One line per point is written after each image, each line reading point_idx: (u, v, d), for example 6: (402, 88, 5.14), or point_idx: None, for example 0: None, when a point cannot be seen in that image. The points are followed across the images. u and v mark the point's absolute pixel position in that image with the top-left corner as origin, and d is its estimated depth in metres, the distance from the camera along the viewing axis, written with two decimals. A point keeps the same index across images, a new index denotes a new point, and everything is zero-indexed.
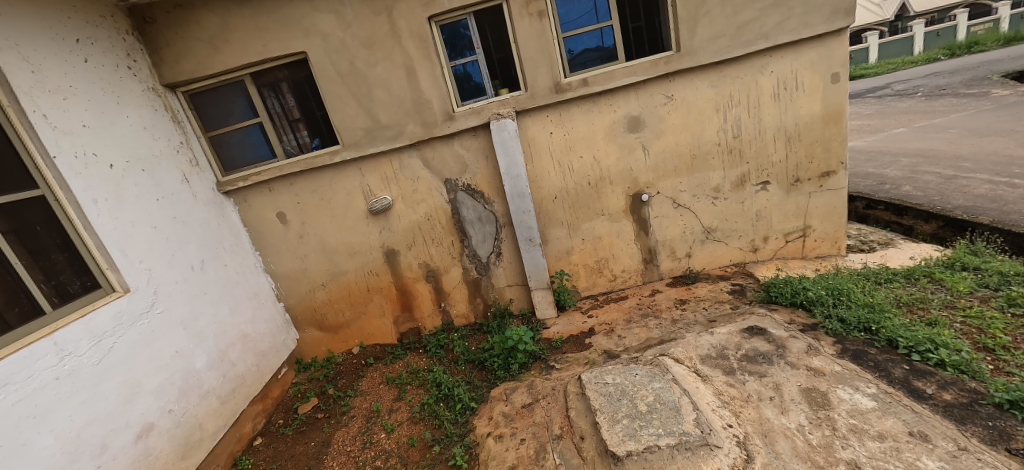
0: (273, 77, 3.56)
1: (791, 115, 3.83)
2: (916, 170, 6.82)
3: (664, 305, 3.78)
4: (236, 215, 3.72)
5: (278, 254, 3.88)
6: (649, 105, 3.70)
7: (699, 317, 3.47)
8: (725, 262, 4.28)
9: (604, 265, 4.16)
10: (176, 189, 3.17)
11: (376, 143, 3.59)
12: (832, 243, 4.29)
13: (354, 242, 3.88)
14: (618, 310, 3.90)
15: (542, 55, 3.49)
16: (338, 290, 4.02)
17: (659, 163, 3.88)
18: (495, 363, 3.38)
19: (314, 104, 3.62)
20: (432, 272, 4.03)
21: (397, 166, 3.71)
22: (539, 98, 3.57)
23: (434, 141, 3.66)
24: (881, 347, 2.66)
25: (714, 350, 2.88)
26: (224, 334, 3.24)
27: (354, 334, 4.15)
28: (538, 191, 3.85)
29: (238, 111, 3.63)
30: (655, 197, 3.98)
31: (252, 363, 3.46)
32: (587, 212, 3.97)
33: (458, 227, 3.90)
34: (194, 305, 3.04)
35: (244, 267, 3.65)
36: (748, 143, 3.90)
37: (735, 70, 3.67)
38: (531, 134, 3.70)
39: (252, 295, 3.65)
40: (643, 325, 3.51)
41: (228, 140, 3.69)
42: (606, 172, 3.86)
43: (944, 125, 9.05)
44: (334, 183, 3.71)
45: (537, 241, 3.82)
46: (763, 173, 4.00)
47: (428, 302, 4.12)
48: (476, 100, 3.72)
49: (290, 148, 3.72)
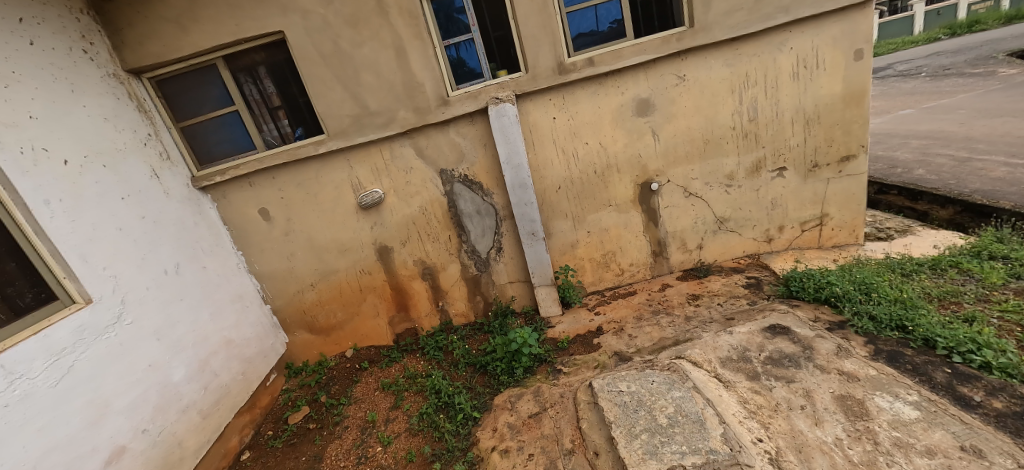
0: (250, 60, 3.24)
1: (810, 96, 3.62)
2: (927, 153, 6.61)
3: (676, 302, 3.55)
4: (215, 212, 3.45)
5: (263, 253, 3.61)
6: (659, 86, 3.42)
7: (715, 314, 3.23)
8: (739, 254, 4.00)
9: (611, 258, 3.86)
10: (145, 186, 2.90)
11: (365, 132, 3.29)
12: (849, 231, 4.08)
13: (343, 238, 3.60)
14: (626, 306, 3.65)
15: (544, 32, 3.17)
16: (329, 290, 3.75)
17: (669, 149, 3.60)
18: (497, 368, 3.15)
19: (296, 90, 3.31)
20: (428, 270, 3.75)
21: (388, 156, 3.41)
22: (541, 80, 3.26)
23: (427, 129, 3.36)
24: (917, 348, 2.46)
25: (734, 352, 2.70)
26: (205, 343, 3.02)
27: (347, 336, 3.90)
28: (540, 182, 3.55)
29: (212, 98, 3.30)
30: (665, 186, 3.70)
31: (238, 371, 3.26)
32: (592, 203, 3.67)
33: (455, 221, 3.61)
34: (168, 313, 2.80)
35: (224, 269, 3.41)
36: (765, 127, 3.65)
37: (751, 48, 3.43)
38: (532, 120, 3.40)
39: (235, 299, 3.42)
40: (654, 324, 3.29)
41: (202, 131, 3.37)
42: (613, 160, 3.57)
43: (952, 106, 8.85)
44: (321, 175, 3.41)
45: (540, 235, 3.53)
46: (779, 158, 3.76)
47: (425, 302, 3.84)
48: (472, 84, 3.42)
49: (271, 139, 3.43)
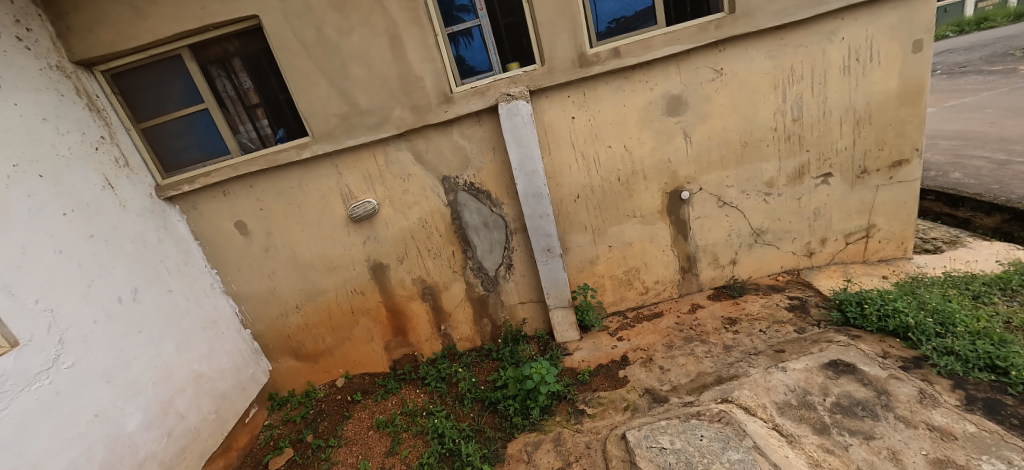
0: (222, 51, 2.81)
1: (861, 93, 3.19)
2: (959, 155, 6.19)
3: (710, 327, 3.12)
4: (184, 225, 3.02)
5: (240, 272, 3.18)
6: (692, 81, 2.99)
7: (758, 344, 2.82)
8: (776, 269, 3.58)
9: (634, 276, 3.44)
10: (94, 200, 2.45)
11: (355, 134, 2.85)
12: (898, 244, 3.66)
13: (332, 254, 3.16)
14: (653, 331, 3.23)
15: (563, 18, 2.72)
16: (316, 313, 3.32)
17: (702, 153, 3.17)
18: (509, 408, 2.73)
19: (276, 85, 2.88)
20: (429, 290, 3.31)
21: (382, 162, 2.97)
22: (559, 74, 2.82)
23: (426, 130, 2.92)
24: (1018, 396, 2.06)
25: (793, 396, 2.29)
26: (168, 380, 2.59)
27: (337, 362, 3.47)
28: (556, 190, 3.12)
29: (178, 94, 2.86)
30: (696, 194, 3.27)
31: (210, 410, 2.83)
32: (615, 214, 3.24)
33: (459, 235, 3.17)
34: (120, 349, 2.36)
35: (194, 291, 2.97)
36: (809, 128, 3.23)
37: (797, 37, 3.00)
38: (548, 120, 2.96)
39: (207, 325, 2.99)
40: (688, 354, 2.87)
41: (168, 132, 2.93)
42: (639, 165, 3.14)
43: (978, 104, 8.42)
44: (305, 183, 2.98)
45: (556, 251, 3.10)
46: (824, 162, 3.34)
47: (425, 324, 3.41)
48: (479, 78, 2.99)
49: (249, 142, 3.00)
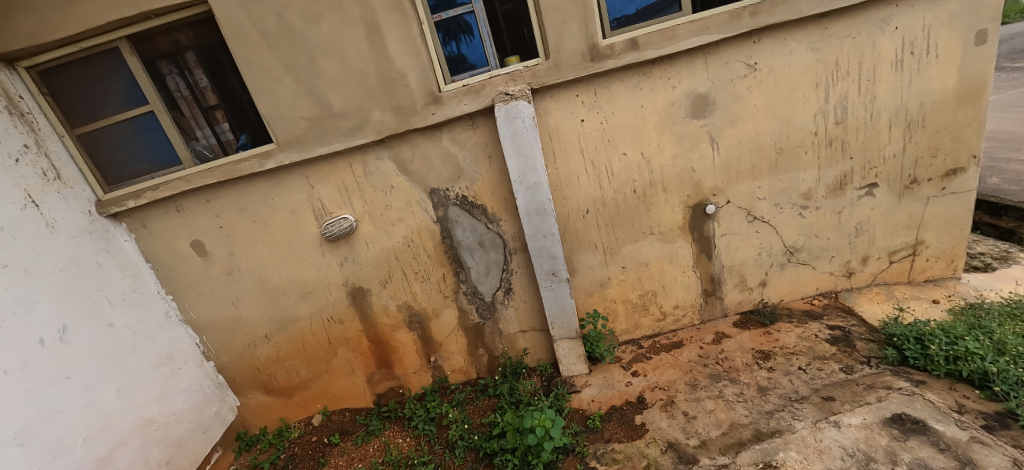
0: (172, 43, 2.40)
1: (915, 92, 2.75)
2: (993, 157, 5.75)
3: (739, 362, 2.71)
4: (132, 246, 2.62)
5: (199, 298, 2.78)
6: (721, 78, 2.56)
7: (800, 387, 2.41)
8: (810, 292, 3.16)
9: (650, 300, 3.02)
10: (14, 219, 2.02)
11: (327, 140, 2.43)
12: (947, 262, 3.23)
13: (305, 278, 2.75)
14: (673, 366, 2.82)
15: (571, 2, 2.29)
16: (289, 343, 2.92)
17: (731, 161, 2.75)
18: (507, 463, 2.32)
19: (236, 83, 2.47)
20: (416, 318, 2.91)
21: (361, 172, 2.56)
22: (567, 69, 2.39)
23: (411, 135, 2.50)
24: None
25: (853, 463, 1.87)
26: (105, 434, 2.18)
27: (314, 397, 3.07)
28: (562, 204, 2.70)
29: (121, 94, 2.45)
30: (723, 208, 2.85)
31: (160, 463, 2.43)
32: (629, 231, 2.82)
33: (451, 256, 2.76)
34: (43, 401, 1.94)
35: (143, 323, 2.56)
36: (854, 132, 2.80)
37: (844, 27, 2.56)
38: (553, 124, 2.54)
39: (158, 362, 2.59)
40: (717, 398, 2.47)
41: (112, 138, 2.52)
42: (658, 175, 2.72)
43: (1006, 103, 7.93)
44: (271, 197, 2.57)
45: (562, 275, 2.69)
46: (869, 171, 2.91)
47: (413, 355, 3.00)
48: (472, 74, 2.56)
49: (206, 149, 2.59)
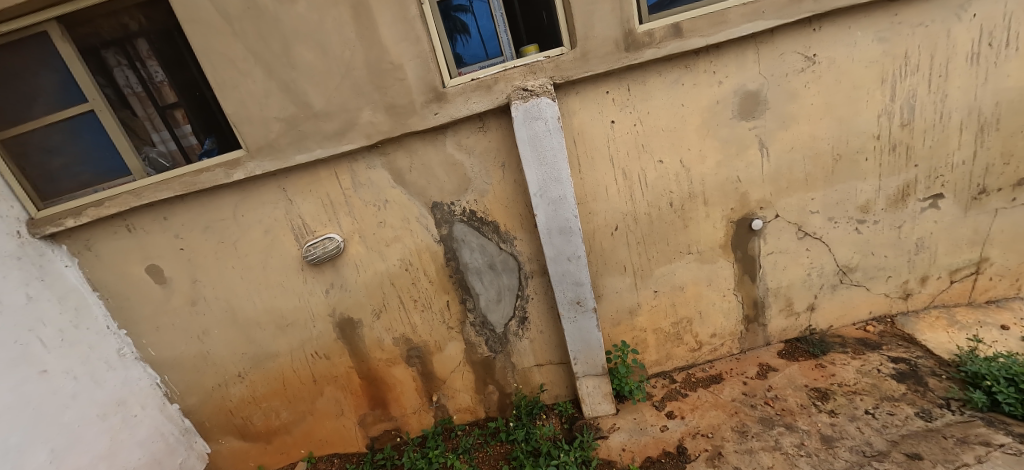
0: (117, 28, 1.98)
1: (993, 89, 2.37)
2: None
3: (794, 403, 2.33)
4: (74, 272, 2.18)
5: (159, 333, 2.35)
6: (774, 72, 2.18)
7: (874, 440, 2.03)
8: (862, 316, 2.79)
9: (684, 328, 2.64)
10: None
11: (308, 147, 2.02)
12: (1013, 281, 2.83)
13: (284, 308, 2.34)
14: (715, 406, 2.43)
15: None
16: (267, 382, 2.50)
17: (782, 169, 2.37)
18: None
19: (196, 77, 2.04)
20: (416, 352, 2.50)
21: (349, 184, 2.15)
22: (597, 60, 2.00)
23: (409, 140, 2.09)
24: None
25: None
26: None
27: (297, 442, 2.65)
28: (587, 221, 2.30)
29: (55, 90, 2.01)
30: (770, 223, 2.47)
31: None
32: (663, 251, 2.43)
33: (456, 281, 2.35)
34: None
35: (88, 366, 2.12)
36: (920, 136, 2.43)
37: (917, 13, 2.19)
38: (578, 126, 2.14)
39: (106, 412, 2.14)
40: (775, 451, 2.08)
41: (48, 143, 2.09)
42: (698, 186, 2.33)
43: None
44: (241, 214, 2.15)
45: (588, 304, 2.29)
46: (935, 180, 2.54)
47: (411, 394, 2.59)
48: (482, 66, 2.16)
49: (162, 156, 2.17)
